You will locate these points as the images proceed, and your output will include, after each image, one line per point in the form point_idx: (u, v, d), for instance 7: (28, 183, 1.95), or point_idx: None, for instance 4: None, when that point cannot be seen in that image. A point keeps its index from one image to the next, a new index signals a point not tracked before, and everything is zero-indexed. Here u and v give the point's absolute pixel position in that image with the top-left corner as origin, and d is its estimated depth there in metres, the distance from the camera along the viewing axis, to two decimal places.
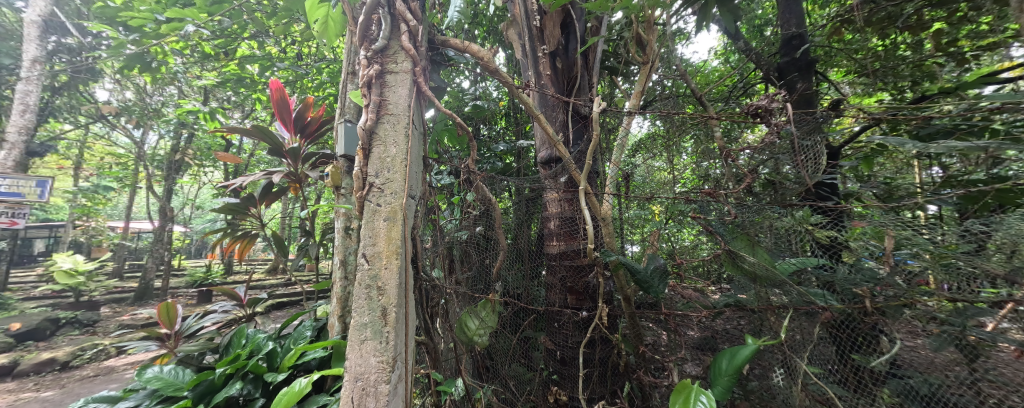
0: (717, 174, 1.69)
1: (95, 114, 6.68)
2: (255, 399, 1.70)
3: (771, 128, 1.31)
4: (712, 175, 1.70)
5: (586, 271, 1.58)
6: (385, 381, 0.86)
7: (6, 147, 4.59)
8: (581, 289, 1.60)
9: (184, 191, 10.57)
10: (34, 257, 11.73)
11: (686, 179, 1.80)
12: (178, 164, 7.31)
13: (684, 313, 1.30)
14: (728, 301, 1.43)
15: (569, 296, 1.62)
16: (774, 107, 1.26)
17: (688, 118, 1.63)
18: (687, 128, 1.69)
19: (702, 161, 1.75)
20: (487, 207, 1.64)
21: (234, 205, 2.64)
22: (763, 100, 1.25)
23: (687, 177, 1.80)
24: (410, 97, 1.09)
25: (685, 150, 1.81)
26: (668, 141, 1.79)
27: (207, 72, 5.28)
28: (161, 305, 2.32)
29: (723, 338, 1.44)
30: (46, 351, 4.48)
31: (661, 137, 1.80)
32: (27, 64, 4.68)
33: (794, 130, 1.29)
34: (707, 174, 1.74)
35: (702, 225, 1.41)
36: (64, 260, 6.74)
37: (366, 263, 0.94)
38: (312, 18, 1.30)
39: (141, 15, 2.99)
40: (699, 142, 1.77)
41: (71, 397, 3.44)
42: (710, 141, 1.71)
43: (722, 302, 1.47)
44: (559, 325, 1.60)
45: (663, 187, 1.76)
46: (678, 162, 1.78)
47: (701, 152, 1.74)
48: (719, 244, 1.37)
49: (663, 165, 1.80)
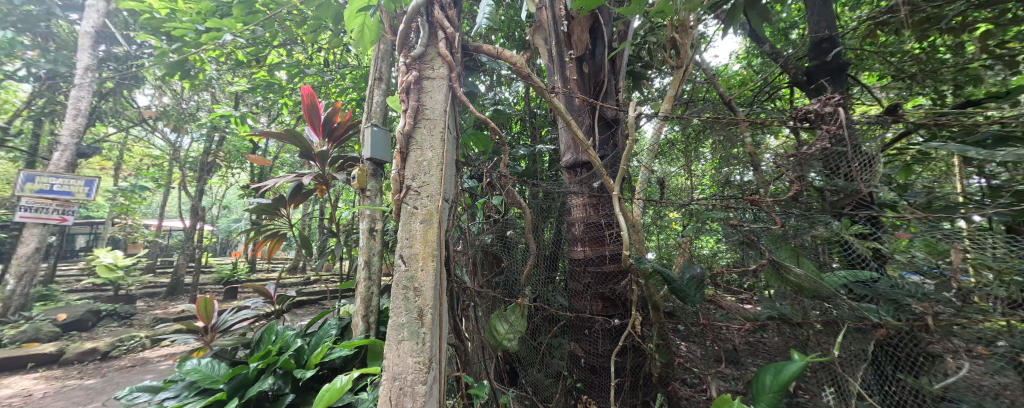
0: (741, 182, 1.52)
1: (137, 118, 7.08)
2: (285, 394, 1.77)
3: (824, 134, 1.24)
4: (733, 182, 1.54)
5: (614, 279, 1.59)
6: (422, 382, 0.87)
7: (60, 149, 4.96)
8: (610, 296, 1.60)
9: (214, 191, 11.09)
10: (75, 252, 12.51)
11: (704, 185, 1.66)
12: (210, 165, 7.66)
13: (726, 324, 1.25)
14: (772, 314, 1.27)
15: (597, 303, 1.61)
16: (828, 112, 1.22)
17: (710, 123, 1.58)
18: (709, 133, 1.61)
19: (721, 167, 1.60)
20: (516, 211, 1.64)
21: (266, 205, 2.78)
22: (817, 104, 1.23)
23: (705, 184, 1.67)
24: (446, 102, 1.11)
25: (702, 155, 1.69)
26: (685, 145, 1.71)
27: (238, 78, 5.55)
28: (200, 299, 2.43)
29: (746, 352, 1.38)
30: (88, 340, 4.74)
31: (679, 142, 1.73)
32: (80, 72, 5.04)
33: (849, 135, 1.21)
34: (727, 180, 1.57)
35: (744, 235, 1.34)
36: (105, 255, 7.12)
37: (403, 264, 0.97)
38: (350, 26, 1.35)
39: (184, 25, 3.19)
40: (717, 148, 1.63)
41: (112, 385, 3.64)
42: (733, 146, 1.54)
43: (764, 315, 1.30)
44: (587, 333, 1.59)
45: (680, 195, 1.67)
46: (696, 168, 1.70)
47: (721, 157, 1.58)
48: (758, 256, 1.31)
49: (679, 171, 1.75)
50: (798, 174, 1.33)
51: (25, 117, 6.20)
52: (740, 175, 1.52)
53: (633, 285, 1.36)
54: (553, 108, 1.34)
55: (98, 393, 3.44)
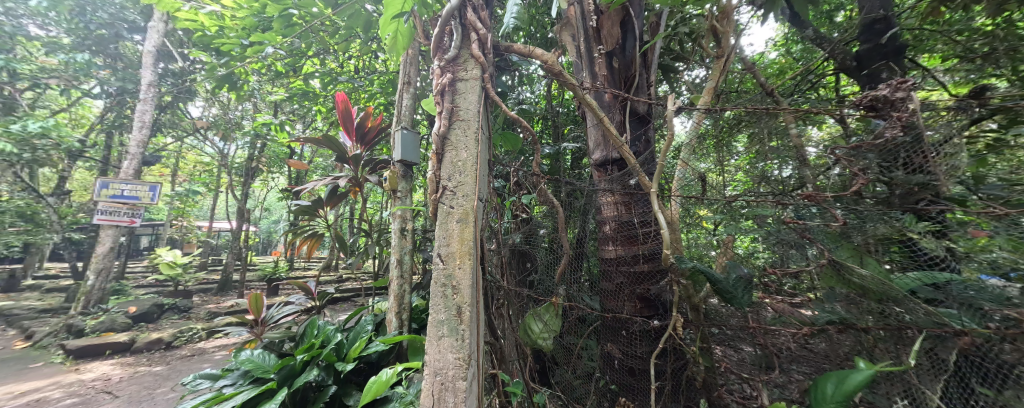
0: (778, 177, 1.43)
1: (190, 129, 7.72)
2: (328, 386, 1.87)
3: (894, 122, 1.13)
4: (770, 177, 1.44)
5: (650, 279, 1.55)
6: (463, 378, 0.89)
7: (129, 158, 5.52)
8: (647, 297, 1.56)
9: (257, 195, 11.88)
10: (141, 251, 13.85)
11: (737, 181, 1.58)
12: (253, 170, 8.21)
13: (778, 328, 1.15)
14: (833, 319, 1.10)
15: (633, 304, 1.57)
16: (899, 97, 1.10)
17: (745, 116, 1.50)
18: (744, 126, 1.53)
19: (758, 162, 1.51)
20: (550, 209, 1.65)
21: (306, 206, 2.95)
22: (886, 89, 1.11)
23: (739, 179, 1.58)
24: (479, 103, 1.13)
25: (735, 150, 1.61)
26: (716, 140, 1.61)
27: (277, 88, 5.90)
28: (251, 295, 2.62)
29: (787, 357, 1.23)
30: (154, 331, 5.24)
31: (711, 137, 1.60)
32: (144, 88, 5.57)
33: (925, 123, 1.09)
34: (765, 175, 1.48)
35: (801, 232, 1.22)
36: (166, 254, 7.84)
37: (441, 263, 1.00)
38: (385, 33, 1.40)
39: (231, 41, 3.44)
40: (753, 142, 1.54)
41: (176, 372, 4.01)
42: (769, 139, 1.44)
43: (823, 319, 1.12)
44: (624, 334, 1.55)
45: (713, 191, 1.57)
46: (729, 163, 1.62)
47: (757, 151, 1.51)
48: (813, 257, 1.21)
49: (710, 167, 1.64)
50: (854, 160, 1.22)
51: (99, 131, 6.93)
52: (777, 170, 1.44)
53: (673, 285, 1.32)
54: (584, 105, 1.33)
55: (164, 379, 3.80)
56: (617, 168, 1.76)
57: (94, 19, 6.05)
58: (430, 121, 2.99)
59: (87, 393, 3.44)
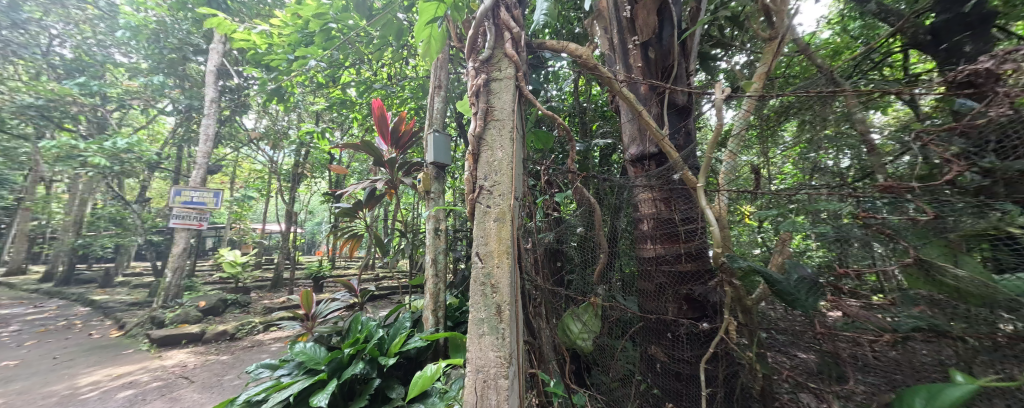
0: (834, 168, 1.23)
1: (245, 139, 8.45)
2: (373, 378, 1.97)
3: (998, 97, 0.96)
4: (823, 168, 1.25)
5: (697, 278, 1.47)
6: (504, 376, 0.91)
7: (197, 168, 6.16)
8: (694, 298, 1.48)
9: (303, 198, 12.77)
10: (207, 251, 15.42)
11: (784, 174, 1.38)
12: (299, 176, 8.83)
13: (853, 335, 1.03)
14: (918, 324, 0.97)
15: (680, 305, 1.50)
16: (1008, 69, 0.95)
17: (795, 101, 1.27)
18: (795, 114, 1.30)
19: (809, 152, 1.30)
20: (587, 206, 1.62)
21: (347, 209, 3.12)
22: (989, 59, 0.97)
23: (786, 172, 1.37)
24: (513, 102, 1.13)
25: (781, 140, 1.38)
26: (761, 130, 1.38)
27: (318, 98, 6.28)
28: (301, 292, 2.82)
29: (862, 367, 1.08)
30: (220, 323, 5.81)
31: (756, 126, 1.37)
32: (208, 104, 6.19)
33: None
34: (816, 166, 1.28)
35: (879, 228, 1.05)
36: (228, 254, 8.65)
37: (480, 262, 1.02)
38: (419, 39, 1.45)
39: (279, 57, 3.72)
40: (803, 130, 1.30)
41: (239, 361, 4.42)
42: (824, 126, 1.23)
43: (907, 325, 0.99)
44: (670, 337, 1.49)
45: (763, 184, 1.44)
46: (775, 155, 1.40)
47: (810, 140, 1.28)
48: (897, 253, 1.03)
49: (753, 160, 1.42)
50: (941, 146, 1.05)
51: (172, 144, 7.78)
52: (833, 160, 1.24)
53: (724, 286, 1.25)
54: (621, 98, 1.29)
55: (230, 367, 4.21)
56: (656, 163, 1.68)
57: (166, 44, 6.49)
58: (459, 123, 3.05)
59: (169, 377, 3.88)
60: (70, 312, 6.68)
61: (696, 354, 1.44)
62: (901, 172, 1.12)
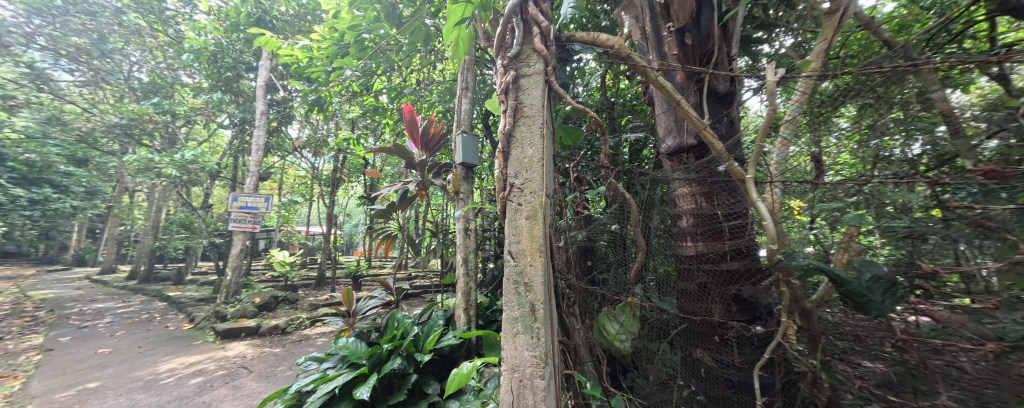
0: (904, 157, 1.14)
1: (290, 148, 9.08)
2: (410, 374, 2.04)
3: None
4: (888, 158, 1.16)
5: (748, 278, 1.36)
6: (541, 376, 0.91)
7: (250, 175, 6.71)
8: (745, 299, 1.37)
9: (342, 202, 13.53)
10: (261, 252, 16.81)
11: (841, 164, 1.21)
12: (338, 180, 9.34)
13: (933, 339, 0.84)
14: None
15: (728, 307, 1.40)
16: None
17: (853, 82, 1.12)
18: (851, 97, 1.15)
19: (870, 140, 1.17)
20: (622, 202, 1.56)
21: (382, 210, 3.25)
22: None
23: (844, 162, 1.21)
24: (543, 97, 1.11)
25: (836, 126, 1.22)
26: (813, 116, 1.23)
27: (354, 106, 6.61)
28: (343, 289, 2.98)
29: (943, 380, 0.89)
30: (273, 318, 6.29)
31: (810, 111, 1.22)
32: (260, 117, 6.72)
33: None
34: (879, 156, 1.17)
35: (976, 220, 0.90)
36: (278, 254, 9.36)
37: (513, 260, 1.01)
38: (448, 41, 1.46)
39: (319, 69, 3.95)
40: (864, 115, 1.17)
41: (290, 353, 4.77)
42: (889, 109, 1.11)
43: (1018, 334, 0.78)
44: (718, 340, 1.39)
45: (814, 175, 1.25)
46: (829, 143, 1.22)
47: (871, 126, 1.15)
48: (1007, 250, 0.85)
49: (803, 150, 1.24)
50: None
51: (229, 155, 8.55)
52: (901, 147, 1.14)
53: (782, 286, 1.15)
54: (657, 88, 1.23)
55: (282, 359, 4.55)
56: (695, 155, 1.58)
57: (223, 64, 6.91)
58: (486, 123, 3.07)
59: (231, 366, 4.26)
60: (150, 306, 7.53)
61: (748, 359, 1.32)
62: (993, 158, 0.98)
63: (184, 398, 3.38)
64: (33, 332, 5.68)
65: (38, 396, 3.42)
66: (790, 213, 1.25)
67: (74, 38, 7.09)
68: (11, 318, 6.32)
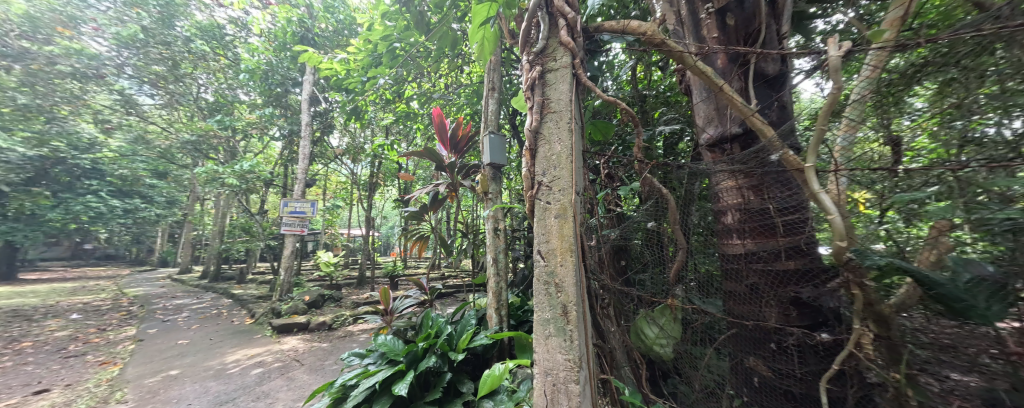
0: (998, 138, 0.98)
1: (331, 156, 9.66)
2: (444, 372, 2.07)
3: None
4: (975, 139, 1.01)
5: (811, 279, 1.23)
6: (575, 380, 0.88)
7: (298, 182, 7.22)
8: (806, 302, 1.24)
9: (379, 205, 14.18)
10: (309, 254, 18.09)
11: (919, 148, 1.05)
12: (376, 185, 9.79)
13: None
14: None
15: (787, 311, 1.27)
16: None
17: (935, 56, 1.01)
18: (930, 74, 1.04)
19: (954, 121, 1.02)
20: (658, 198, 1.47)
21: (414, 212, 3.35)
22: None
23: (923, 146, 1.05)
24: (571, 91, 1.07)
25: (910, 107, 1.08)
26: (882, 97, 1.07)
27: (388, 113, 6.90)
28: (381, 289, 3.10)
29: None
30: (320, 315, 6.73)
31: (883, 91, 1.07)
32: (306, 128, 7.23)
33: None
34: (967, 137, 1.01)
35: None
36: (324, 255, 10.01)
37: (542, 260, 0.98)
38: (473, 42, 1.46)
39: (355, 80, 4.16)
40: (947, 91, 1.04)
41: (336, 348, 5.07)
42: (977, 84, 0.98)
43: None
44: (774, 348, 1.24)
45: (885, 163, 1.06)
46: (902, 126, 1.07)
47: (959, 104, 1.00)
48: None
49: (871, 134, 1.07)
50: None
51: (280, 164, 9.28)
52: (995, 127, 0.99)
53: (854, 289, 0.99)
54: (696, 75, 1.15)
55: (329, 353, 4.84)
56: (740, 145, 1.46)
57: (273, 81, 7.51)
58: (514, 123, 3.05)
59: (286, 359, 4.61)
60: (218, 303, 8.36)
61: (812, 370, 1.18)
62: None
63: (247, 387, 3.70)
64: (127, 324, 6.51)
65: (132, 380, 3.91)
66: (855, 206, 1.12)
67: (154, 66, 7.81)
68: (110, 312, 7.29)
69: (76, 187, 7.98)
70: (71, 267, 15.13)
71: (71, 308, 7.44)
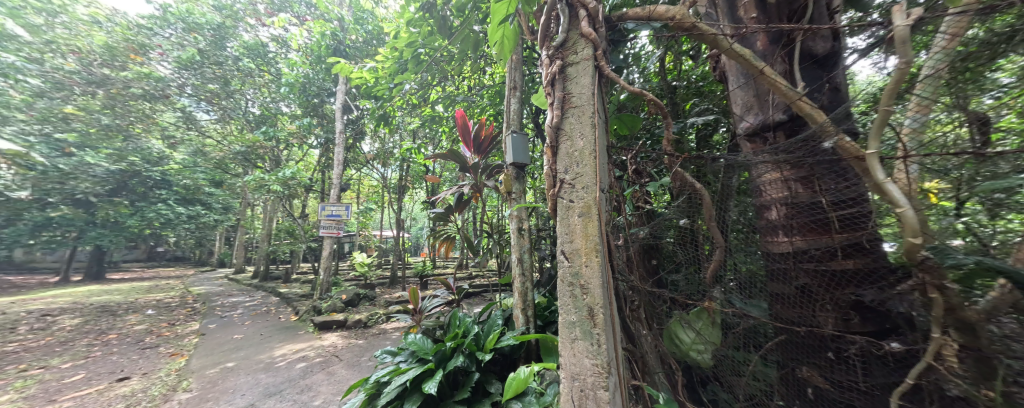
0: None
1: (363, 161, 10.08)
2: (472, 372, 2.08)
3: None
4: None
5: (872, 280, 1.10)
6: (603, 386, 0.84)
7: (333, 187, 7.60)
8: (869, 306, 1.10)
9: (409, 207, 14.62)
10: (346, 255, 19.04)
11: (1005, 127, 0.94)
12: (404, 187, 10.09)
13: None
14: None
15: (847, 316, 1.13)
16: None
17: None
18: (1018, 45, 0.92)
19: None
20: (691, 194, 1.38)
21: (440, 213, 3.40)
22: None
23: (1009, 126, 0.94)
24: (593, 85, 1.03)
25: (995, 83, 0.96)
26: (959, 73, 0.94)
27: (415, 118, 7.09)
28: (410, 289, 3.17)
29: None
30: (355, 313, 7.04)
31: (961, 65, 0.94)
32: (339, 136, 7.59)
33: None
34: None
35: None
36: (359, 256, 10.49)
37: (567, 261, 0.95)
38: (493, 41, 1.44)
39: (383, 87, 4.31)
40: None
41: (371, 345, 5.28)
42: None
43: None
44: (834, 358, 1.12)
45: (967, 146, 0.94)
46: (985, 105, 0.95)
47: None
48: None
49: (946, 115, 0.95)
50: None
51: (319, 171, 9.85)
52: None
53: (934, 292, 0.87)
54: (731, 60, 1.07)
55: (364, 350, 5.05)
56: (786, 133, 1.33)
57: (310, 92, 7.95)
58: (537, 122, 3.01)
59: (325, 354, 4.87)
60: (267, 301, 9.02)
61: (880, 384, 1.05)
62: None
63: (293, 380, 3.92)
64: (191, 319, 7.19)
65: (196, 370, 4.28)
66: (926, 198, 0.97)
67: (210, 84, 8.46)
68: (179, 308, 8.10)
69: (149, 196, 9.49)
70: (148, 269, 17.01)
71: (147, 304, 8.33)
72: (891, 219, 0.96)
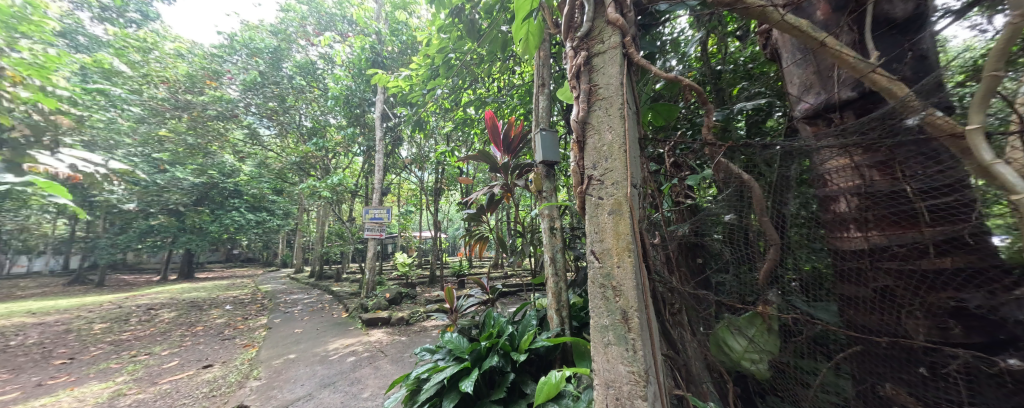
0: None
1: (401, 165, 10.51)
2: (507, 372, 2.07)
3: None
4: None
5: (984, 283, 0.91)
6: (641, 396, 0.78)
7: (376, 192, 8.00)
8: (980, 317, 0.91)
9: (445, 208, 15.00)
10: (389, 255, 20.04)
11: None
12: (441, 190, 10.36)
13: None
14: None
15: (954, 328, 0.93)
16: None
17: None
18: None
19: None
20: (741, 186, 1.25)
21: (472, 214, 3.44)
22: None
23: None
24: (622, 73, 0.96)
25: None
26: None
27: (448, 121, 7.24)
28: (445, 288, 3.22)
29: None
30: (398, 311, 7.35)
31: None
32: (380, 143, 7.96)
33: None
34: None
35: None
36: (400, 257, 10.97)
37: (597, 261, 0.90)
38: (517, 37, 1.42)
39: (417, 93, 4.45)
40: None
41: (413, 342, 5.49)
42: None
43: None
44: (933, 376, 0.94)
45: None
46: None
47: None
48: None
49: None
50: None
51: (363, 177, 10.42)
52: None
53: None
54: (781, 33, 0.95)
55: (406, 346, 5.26)
56: (857, 113, 1.15)
57: (353, 104, 8.41)
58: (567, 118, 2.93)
59: (371, 350, 5.13)
60: (322, 298, 9.73)
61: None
62: None
63: (344, 373, 4.17)
64: (260, 314, 7.97)
65: (263, 361, 4.71)
66: None
67: (271, 102, 9.20)
68: (251, 305, 9.00)
69: (226, 205, 11.16)
70: (227, 269, 19.26)
71: (225, 301, 9.37)
72: (1003, 207, 0.79)
